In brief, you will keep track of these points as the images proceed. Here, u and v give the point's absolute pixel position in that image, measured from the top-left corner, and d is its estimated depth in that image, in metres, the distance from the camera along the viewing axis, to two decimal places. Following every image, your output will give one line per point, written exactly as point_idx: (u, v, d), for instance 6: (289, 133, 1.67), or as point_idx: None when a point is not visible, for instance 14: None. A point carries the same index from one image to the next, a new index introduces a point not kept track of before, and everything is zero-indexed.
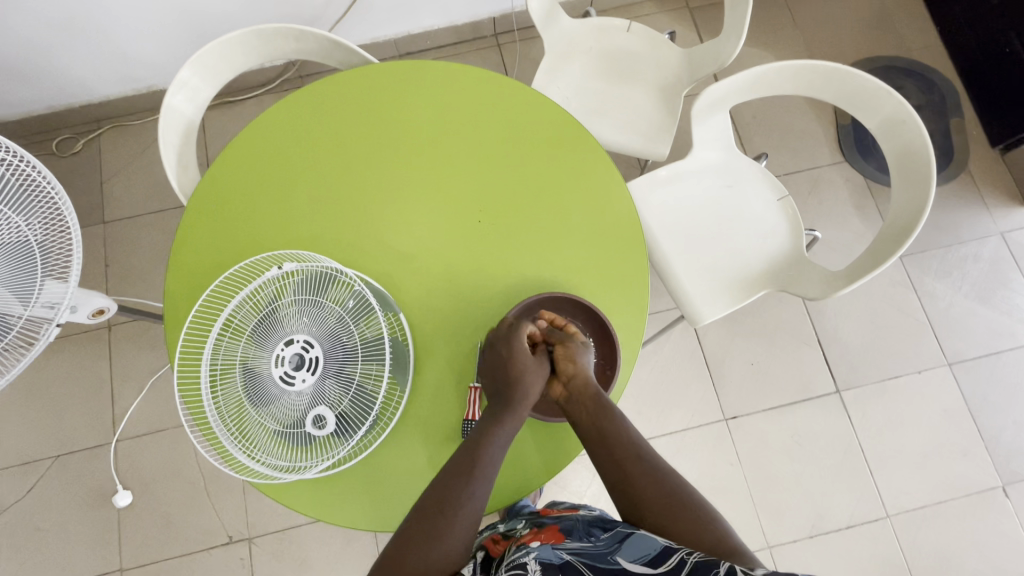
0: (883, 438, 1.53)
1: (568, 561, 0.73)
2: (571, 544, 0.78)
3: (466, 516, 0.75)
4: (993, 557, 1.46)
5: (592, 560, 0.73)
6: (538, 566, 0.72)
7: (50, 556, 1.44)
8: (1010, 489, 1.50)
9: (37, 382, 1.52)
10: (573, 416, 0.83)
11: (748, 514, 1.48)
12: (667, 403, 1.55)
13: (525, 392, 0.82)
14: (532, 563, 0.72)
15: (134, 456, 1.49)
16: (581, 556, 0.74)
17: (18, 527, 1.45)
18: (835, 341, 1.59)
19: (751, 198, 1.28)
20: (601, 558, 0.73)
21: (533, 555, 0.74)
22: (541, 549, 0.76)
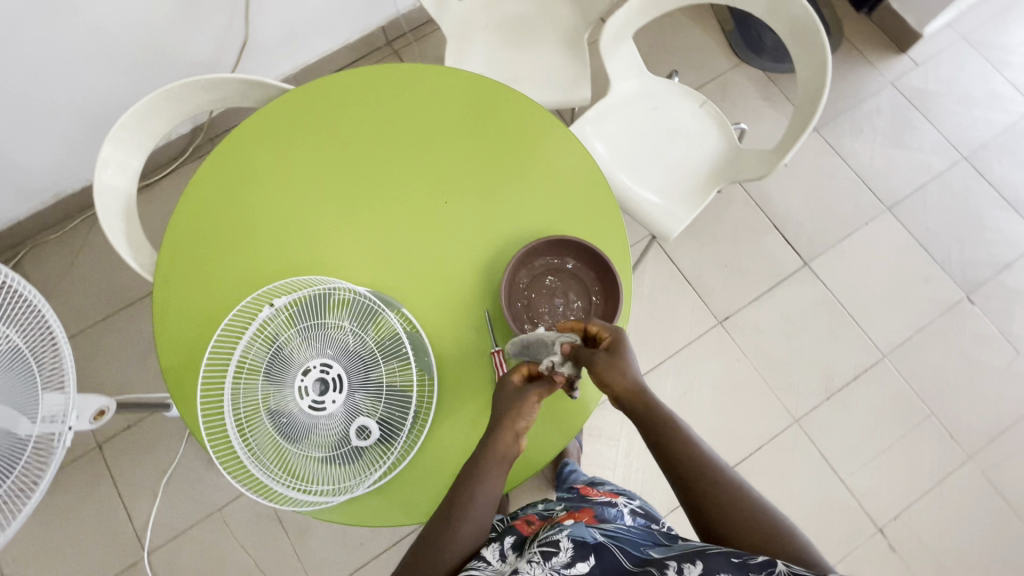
0: (857, 290, 1.66)
1: (601, 543, 0.79)
2: (604, 527, 0.84)
3: (459, 527, 0.76)
4: (980, 358, 1.61)
5: (623, 546, 0.78)
6: (570, 541, 0.78)
7: None
8: (973, 296, 1.66)
9: (41, 528, 1.42)
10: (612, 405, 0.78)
11: (768, 398, 1.58)
12: (665, 326, 1.62)
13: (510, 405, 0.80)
14: (565, 540, 0.78)
15: (171, 564, 1.42)
16: (615, 542, 0.80)
17: None
18: (788, 222, 1.71)
19: (676, 112, 1.36)
20: (634, 547, 0.78)
21: (565, 533, 0.80)
22: (574, 528, 0.81)
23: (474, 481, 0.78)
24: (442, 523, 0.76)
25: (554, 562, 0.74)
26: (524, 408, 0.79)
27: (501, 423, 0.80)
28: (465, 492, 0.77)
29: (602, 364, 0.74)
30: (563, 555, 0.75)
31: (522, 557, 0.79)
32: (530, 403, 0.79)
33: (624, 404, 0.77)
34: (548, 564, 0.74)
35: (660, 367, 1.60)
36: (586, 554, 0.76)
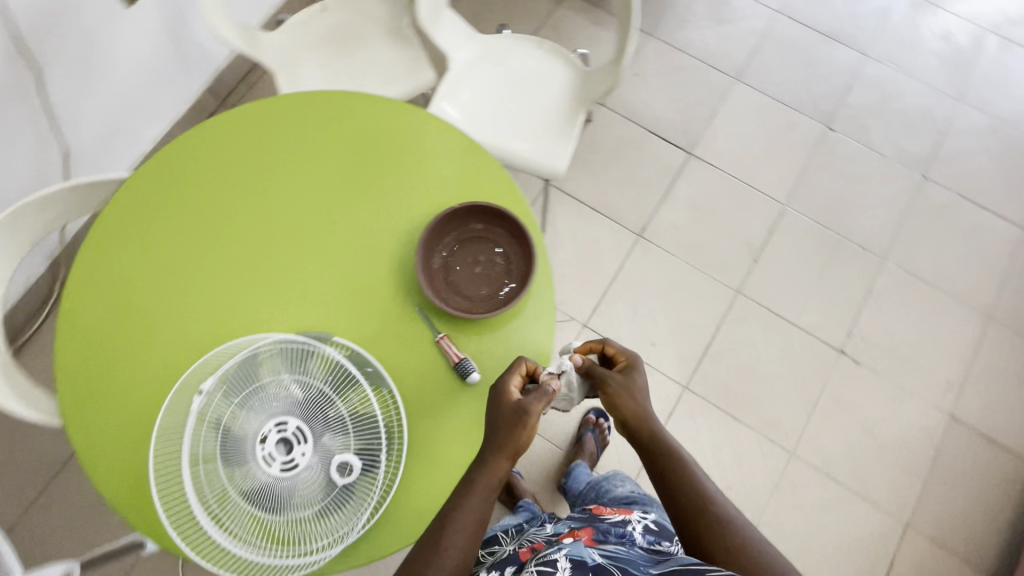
0: (741, 159, 1.79)
1: (599, 563, 0.84)
2: (604, 548, 0.89)
3: (447, 553, 0.76)
4: (859, 173, 1.79)
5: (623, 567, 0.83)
6: (568, 561, 0.84)
7: None
8: (833, 125, 1.84)
9: None
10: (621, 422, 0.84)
11: (707, 282, 1.68)
12: (594, 258, 1.70)
13: (512, 420, 0.80)
14: (562, 560, 0.84)
15: None
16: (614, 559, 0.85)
17: None
18: (659, 125, 1.83)
19: (519, 60, 1.40)
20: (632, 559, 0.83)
21: (564, 554, 0.86)
22: (573, 550, 0.88)
23: (460, 503, 0.78)
24: (428, 549, 0.76)
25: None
26: (528, 406, 0.80)
27: (497, 442, 0.80)
28: (450, 515, 0.77)
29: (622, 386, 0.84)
30: (560, 572, 0.81)
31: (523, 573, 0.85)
32: (537, 403, 0.80)
33: (631, 431, 0.84)
34: None
35: (606, 296, 1.67)
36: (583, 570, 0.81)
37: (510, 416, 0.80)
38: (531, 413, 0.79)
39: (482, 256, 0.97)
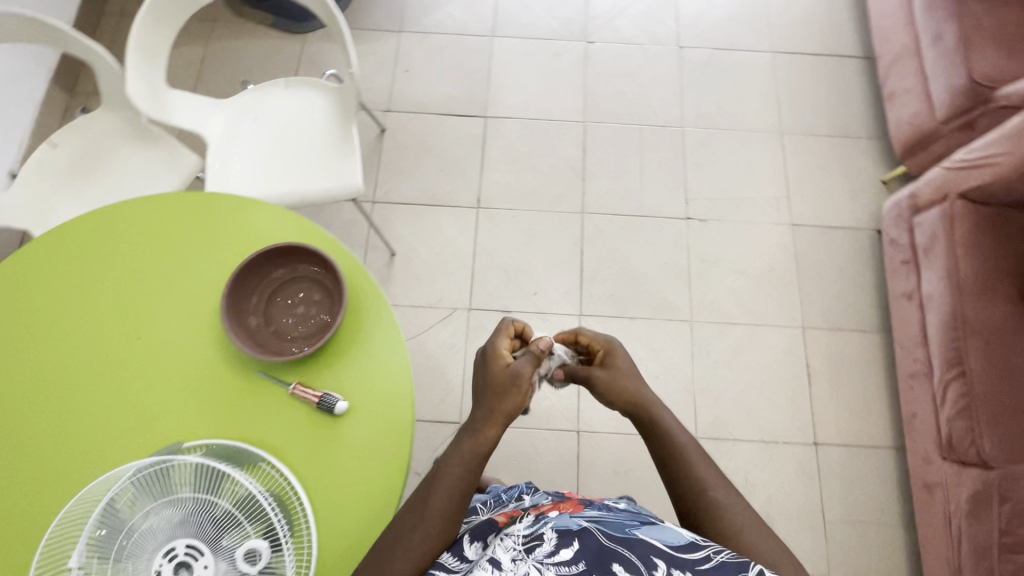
0: (529, 99, 1.92)
1: (586, 528, 0.77)
2: (586, 517, 0.83)
3: (422, 527, 0.78)
4: (629, 66, 1.97)
5: (611, 531, 0.77)
6: (554, 532, 0.75)
7: None
8: (589, 37, 2.01)
9: None
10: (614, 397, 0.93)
11: (553, 215, 1.78)
12: (448, 244, 1.75)
13: (505, 386, 0.85)
14: (548, 532, 0.76)
15: None
16: (598, 525, 0.79)
17: None
18: (447, 104, 1.92)
19: (274, 106, 1.39)
20: (618, 530, 0.78)
21: (549, 525, 0.77)
22: (558, 518, 0.79)
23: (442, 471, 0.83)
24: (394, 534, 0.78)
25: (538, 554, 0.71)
26: (524, 364, 0.85)
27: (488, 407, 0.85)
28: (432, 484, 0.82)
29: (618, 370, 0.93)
30: (546, 544, 0.73)
31: (500, 541, 0.78)
32: (526, 365, 0.86)
33: (632, 411, 0.92)
34: (532, 557, 0.71)
35: (475, 270, 1.73)
36: (569, 539, 0.74)
37: (503, 381, 0.85)
38: (522, 376, 0.85)
39: (297, 293, 0.95)
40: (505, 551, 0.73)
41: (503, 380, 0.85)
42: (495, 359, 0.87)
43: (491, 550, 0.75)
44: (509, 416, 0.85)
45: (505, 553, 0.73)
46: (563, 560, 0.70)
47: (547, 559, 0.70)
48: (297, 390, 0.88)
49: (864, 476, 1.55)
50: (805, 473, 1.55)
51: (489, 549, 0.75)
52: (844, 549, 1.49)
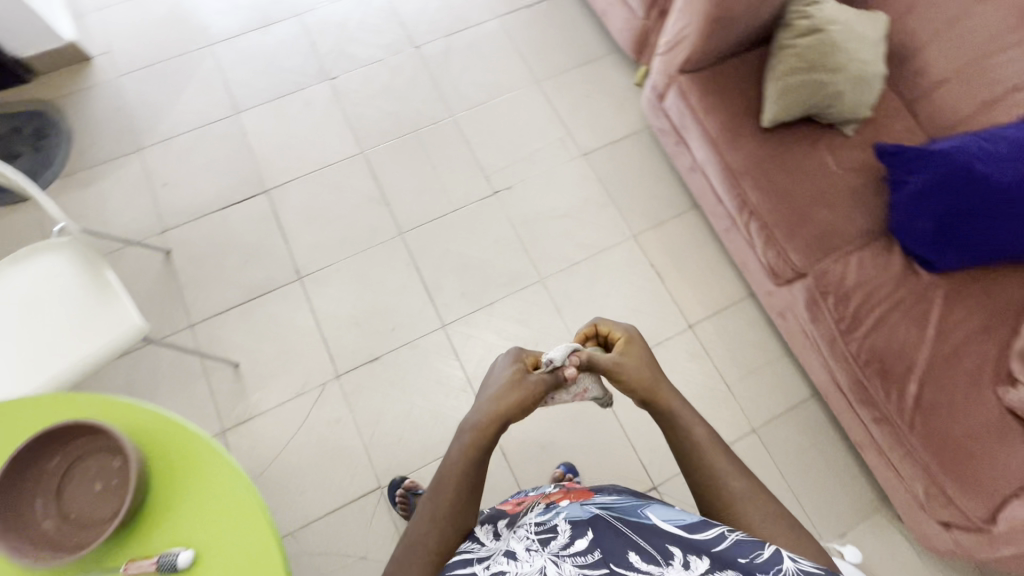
0: (302, 155, 1.90)
1: (597, 514, 0.80)
2: (599, 502, 0.86)
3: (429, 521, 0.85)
4: (379, 84, 2.01)
5: (622, 514, 0.80)
6: (567, 523, 0.79)
7: None
8: (331, 74, 2.02)
9: None
10: (628, 388, 0.94)
11: (376, 248, 1.78)
12: (290, 325, 1.68)
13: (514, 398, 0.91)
14: (561, 523, 0.80)
15: None
16: (611, 512, 0.81)
17: None
18: (223, 195, 1.83)
19: (4, 286, 1.23)
20: (632, 515, 0.80)
21: (561, 516, 0.81)
22: (571, 509, 0.83)
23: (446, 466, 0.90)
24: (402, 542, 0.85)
25: (552, 547, 0.74)
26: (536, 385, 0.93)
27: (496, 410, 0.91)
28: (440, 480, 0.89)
29: (632, 367, 0.94)
30: (559, 535, 0.77)
31: (516, 533, 0.84)
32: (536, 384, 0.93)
33: (646, 401, 0.93)
34: (548, 549, 0.74)
35: (328, 335, 1.68)
36: (584, 531, 0.76)
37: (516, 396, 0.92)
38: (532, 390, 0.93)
39: (87, 467, 0.85)
40: (518, 543, 0.79)
41: (508, 382, 0.93)
42: (502, 379, 0.94)
43: (507, 542, 0.82)
44: (518, 415, 0.92)
45: (519, 544, 0.79)
46: (578, 551, 0.73)
47: (563, 552, 0.73)
48: (131, 565, 0.79)
49: (739, 329, 1.71)
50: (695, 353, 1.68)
51: (504, 542, 0.82)
52: (754, 396, 1.64)
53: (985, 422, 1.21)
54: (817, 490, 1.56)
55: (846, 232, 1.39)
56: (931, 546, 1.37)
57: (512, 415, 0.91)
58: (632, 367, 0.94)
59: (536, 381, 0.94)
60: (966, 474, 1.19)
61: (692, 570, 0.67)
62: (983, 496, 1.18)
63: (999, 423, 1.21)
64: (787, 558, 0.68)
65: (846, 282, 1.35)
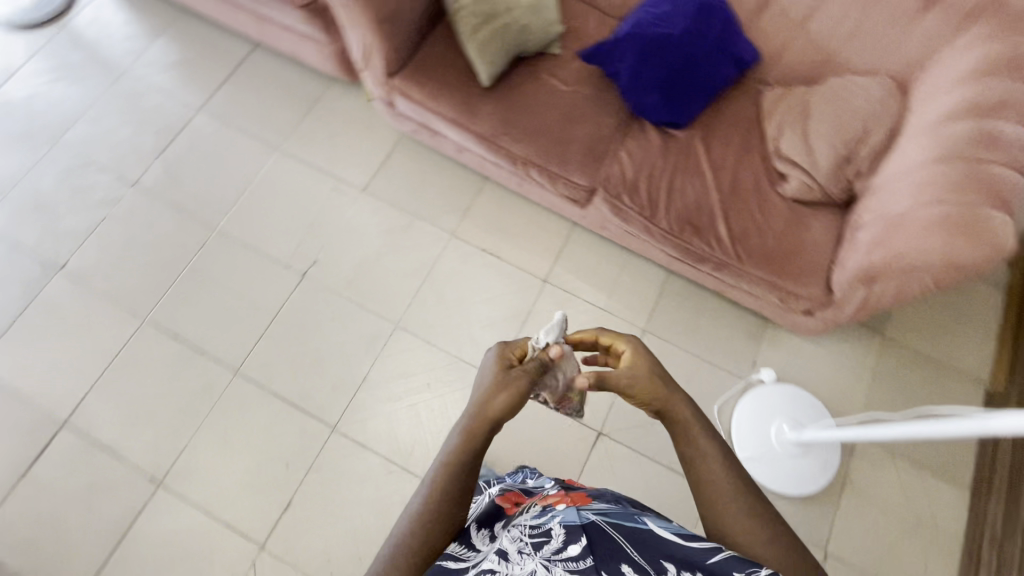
0: (81, 361, 1.63)
1: (594, 520, 0.75)
2: (596, 506, 0.81)
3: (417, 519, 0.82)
4: (118, 241, 1.77)
5: (619, 520, 0.76)
6: (561, 527, 0.74)
7: None
8: (56, 262, 1.73)
9: None
10: (642, 398, 0.84)
11: (222, 400, 1.61)
12: (182, 533, 1.48)
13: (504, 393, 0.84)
14: (556, 527, 0.74)
15: None
16: (608, 518, 0.76)
17: None
18: (18, 457, 1.53)
19: None
20: (630, 521, 0.75)
21: (558, 518, 0.76)
22: (566, 511, 0.78)
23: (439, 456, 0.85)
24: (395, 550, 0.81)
25: (544, 550, 0.71)
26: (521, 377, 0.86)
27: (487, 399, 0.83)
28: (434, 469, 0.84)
29: (629, 375, 0.83)
30: (553, 540, 0.72)
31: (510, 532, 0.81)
32: (522, 376, 0.86)
33: (659, 412, 0.83)
34: (541, 554, 0.71)
35: (227, 514, 1.50)
36: (578, 535, 0.72)
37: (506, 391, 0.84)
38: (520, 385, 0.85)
39: None
40: (512, 542, 0.76)
41: (492, 378, 0.86)
42: (489, 373, 0.87)
43: (500, 542, 0.79)
44: (505, 416, 0.83)
45: (511, 545, 0.76)
46: (571, 556, 0.69)
47: (555, 557, 0.69)
48: None
49: (582, 257, 1.80)
50: (561, 299, 1.74)
51: (497, 542, 0.79)
52: (627, 303, 1.75)
53: (782, 220, 1.39)
54: (715, 343, 1.72)
55: (603, 135, 1.48)
56: (805, 332, 1.57)
57: (500, 416, 0.82)
58: (643, 376, 0.83)
59: (522, 370, 0.86)
60: (795, 267, 1.36)
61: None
62: (814, 277, 1.35)
63: (791, 215, 1.39)
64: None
65: (628, 176, 1.45)
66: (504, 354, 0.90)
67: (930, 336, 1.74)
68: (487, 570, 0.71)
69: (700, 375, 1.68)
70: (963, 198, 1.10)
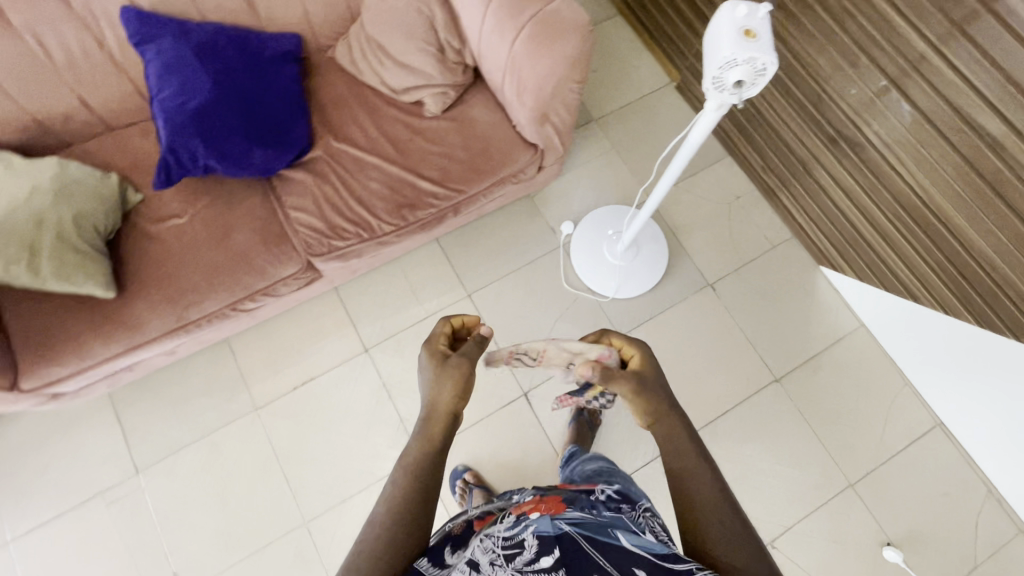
0: None
1: (565, 529, 0.76)
2: (570, 514, 0.81)
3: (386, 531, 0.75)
4: None
5: (588, 532, 0.76)
6: (534, 539, 0.76)
7: (907, 485, 1.59)
8: None
9: None
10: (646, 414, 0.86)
11: None
12: None
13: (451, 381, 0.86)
14: (529, 538, 0.76)
15: None
16: (579, 528, 0.77)
17: (948, 501, 1.58)
18: None
19: None
20: (602, 534, 0.75)
21: (531, 529, 0.78)
22: (540, 521, 0.79)
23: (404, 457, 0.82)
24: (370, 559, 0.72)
25: (516, 561, 0.72)
26: (460, 361, 0.88)
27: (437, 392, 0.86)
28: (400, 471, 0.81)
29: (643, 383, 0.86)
30: (527, 553, 0.74)
31: (479, 542, 0.81)
32: (461, 363, 0.88)
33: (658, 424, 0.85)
34: (513, 564, 0.72)
35: None
36: (551, 547, 0.73)
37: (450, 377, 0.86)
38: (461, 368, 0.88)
39: None
40: (484, 553, 0.77)
41: (431, 374, 0.87)
42: (429, 364, 0.89)
43: (471, 555, 0.78)
44: (457, 406, 0.86)
45: (483, 555, 0.76)
46: (543, 568, 0.70)
47: (528, 568, 0.71)
48: None
49: (371, 300, 1.68)
50: (393, 345, 1.64)
51: (468, 555, 0.78)
52: (437, 291, 1.70)
53: (455, 134, 1.39)
54: (517, 245, 1.76)
55: (263, 218, 1.32)
56: (546, 182, 1.69)
57: (451, 407, 0.85)
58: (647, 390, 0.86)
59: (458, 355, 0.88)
60: (498, 155, 1.39)
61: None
62: (518, 145, 1.39)
63: (454, 123, 1.39)
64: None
65: (318, 224, 1.32)
66: (434, 349, 0.91)
67: (620, 89, 1.95)
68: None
69: (532, 276, 1.74)
70: (529, 8, 1.14)
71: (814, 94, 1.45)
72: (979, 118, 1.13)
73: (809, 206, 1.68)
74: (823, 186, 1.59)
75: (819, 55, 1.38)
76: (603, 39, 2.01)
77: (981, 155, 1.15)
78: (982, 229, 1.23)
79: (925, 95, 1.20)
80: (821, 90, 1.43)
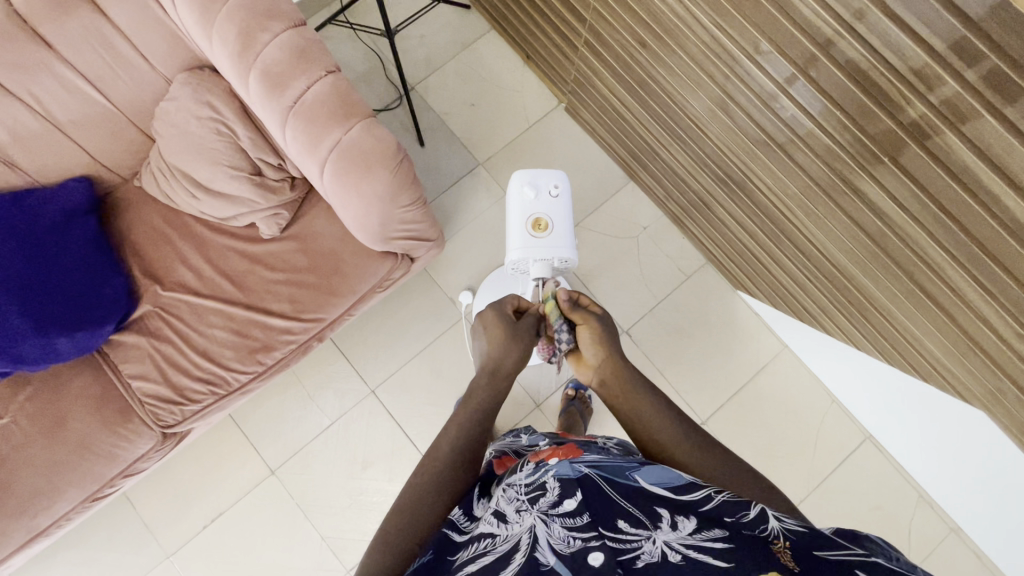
0: None
1: (585, 474, 0.58)
2: (590, 457, 0.63)
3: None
4: None
5: (613, 475, 0.58)
6: (556, 481, 0.58)
7: (843, 506, 1.58)
8: None
9: None
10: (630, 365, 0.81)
11: None
12: None
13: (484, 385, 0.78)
14: (552, 480, 0.58)
15: None
16: (601, 469, 0.59)
17: (881, 515, 1.58)
18: None
19: None
20: (622, 476, 0.58)
21: (552, 470, 0.60)
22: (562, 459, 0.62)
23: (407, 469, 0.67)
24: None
25: (540, 504, 0.56)
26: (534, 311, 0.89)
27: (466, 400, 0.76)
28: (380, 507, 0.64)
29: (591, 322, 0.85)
30: (548, 498, 0.56)
31: (499, 495, 0.62)
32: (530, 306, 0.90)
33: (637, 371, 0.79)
34: (536, 510, 0.55)
35: None
36: (573, 490, 0.56)
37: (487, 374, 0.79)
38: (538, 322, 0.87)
39: None
40: (506, 502, 0.59)
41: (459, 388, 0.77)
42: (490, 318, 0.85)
43: (493, 505, 0.62)
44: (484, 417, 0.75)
45: (506, 505, 0.59)
46: (568, 513, 0.53)
47: (551, 512, 0.54)
48: None
49: (269, 418, 1.56)
50: (298, 463, 1.54)
51: (491, 506, 0.62)
52: (339, 395, 1.58)
53: (301, 255, 1.21)
54: (416, 325, 1.62)
55: (99, 396, 1.17)
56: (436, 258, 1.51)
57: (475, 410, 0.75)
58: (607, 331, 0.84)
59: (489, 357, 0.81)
60: (354, 271, 1.21)
61: (683, 532, 0.48)
62: (374, 256, 1.21)
63: (296, 243, 1.21)
64: (779, 515, 0.51)
65: (162, 390, 1.17)
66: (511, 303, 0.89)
67: (505, 120, 1.75)
68: (482, 537, 0.56)
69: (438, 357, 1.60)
70: (326, 139, 0.94)
71: (696, 134, 1.29)
72: (858, 182, 0.96)
73: (716, 236, 1.55)
74: (724, 222, 1.46)
75: (692, 97, 1.20)
76: (478, 62, 1.78)
77: (871, 223, 1.00)
78: (880, 285, 1.11)
79: (799, 152, 1.04)
80: (701, 132, 1.26)
